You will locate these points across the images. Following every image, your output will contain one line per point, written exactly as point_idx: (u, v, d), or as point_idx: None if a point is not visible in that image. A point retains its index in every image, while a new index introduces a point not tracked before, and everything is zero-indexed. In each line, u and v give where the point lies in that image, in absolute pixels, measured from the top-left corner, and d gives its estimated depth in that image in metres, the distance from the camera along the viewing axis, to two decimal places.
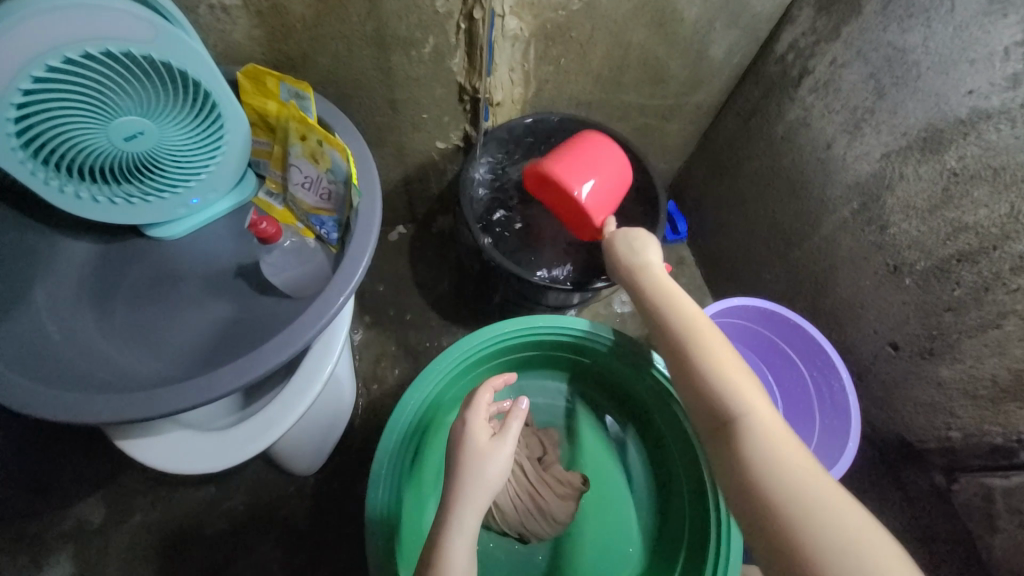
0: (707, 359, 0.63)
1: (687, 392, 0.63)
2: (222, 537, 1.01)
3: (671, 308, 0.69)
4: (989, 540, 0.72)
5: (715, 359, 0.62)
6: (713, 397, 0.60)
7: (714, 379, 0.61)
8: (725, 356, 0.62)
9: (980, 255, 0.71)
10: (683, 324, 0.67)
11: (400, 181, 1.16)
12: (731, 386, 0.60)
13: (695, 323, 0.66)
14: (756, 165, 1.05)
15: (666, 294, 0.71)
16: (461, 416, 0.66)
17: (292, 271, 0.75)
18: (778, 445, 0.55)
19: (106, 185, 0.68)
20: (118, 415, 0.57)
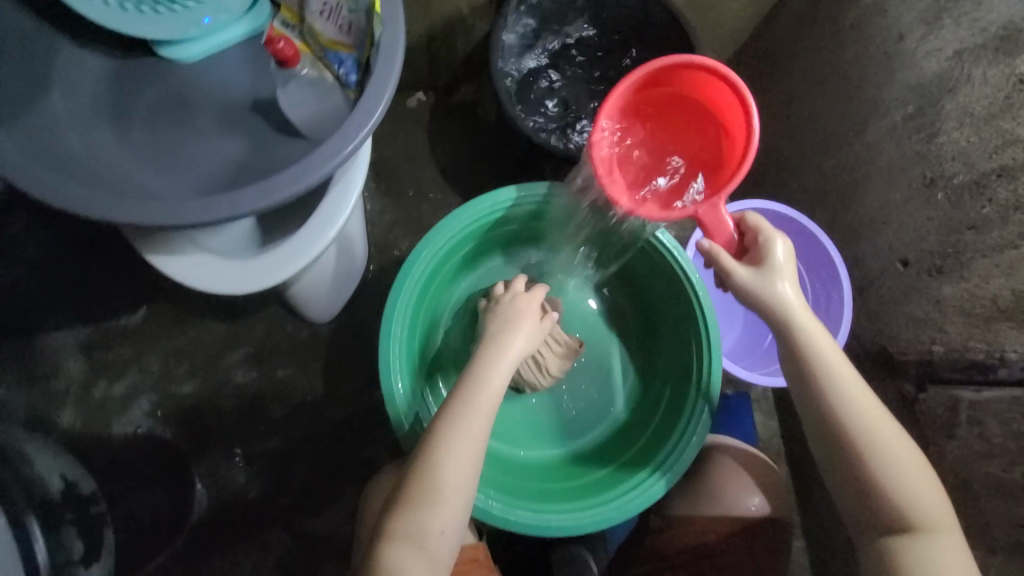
0: (886, 462, 0.60)
1: (837, 475, 0.63)
2: (240, 368, 1.11)
3: (844, 391, 0.62)
4: (942, 446, 0.78)
5: (895, 463, 0.60)
6: (876, 496, 0.60)
7: (892, 483, 0.60)
8: (907, 467, 0.60)
9: (1023, 171, 0.67)
10: (855, 414, 0.62)
11: (424, 36, 1.08)
12: (907, 491, 0.60)
13: (874, 421, 0.61)
14: (812, 58, 0.96)
15: (843, 379, 0.63)
16: (497, 325, 0.73)
17: (312, 107, 0.72)
18: (954, 555, 0.59)
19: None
20: (147, 219, 0.60)
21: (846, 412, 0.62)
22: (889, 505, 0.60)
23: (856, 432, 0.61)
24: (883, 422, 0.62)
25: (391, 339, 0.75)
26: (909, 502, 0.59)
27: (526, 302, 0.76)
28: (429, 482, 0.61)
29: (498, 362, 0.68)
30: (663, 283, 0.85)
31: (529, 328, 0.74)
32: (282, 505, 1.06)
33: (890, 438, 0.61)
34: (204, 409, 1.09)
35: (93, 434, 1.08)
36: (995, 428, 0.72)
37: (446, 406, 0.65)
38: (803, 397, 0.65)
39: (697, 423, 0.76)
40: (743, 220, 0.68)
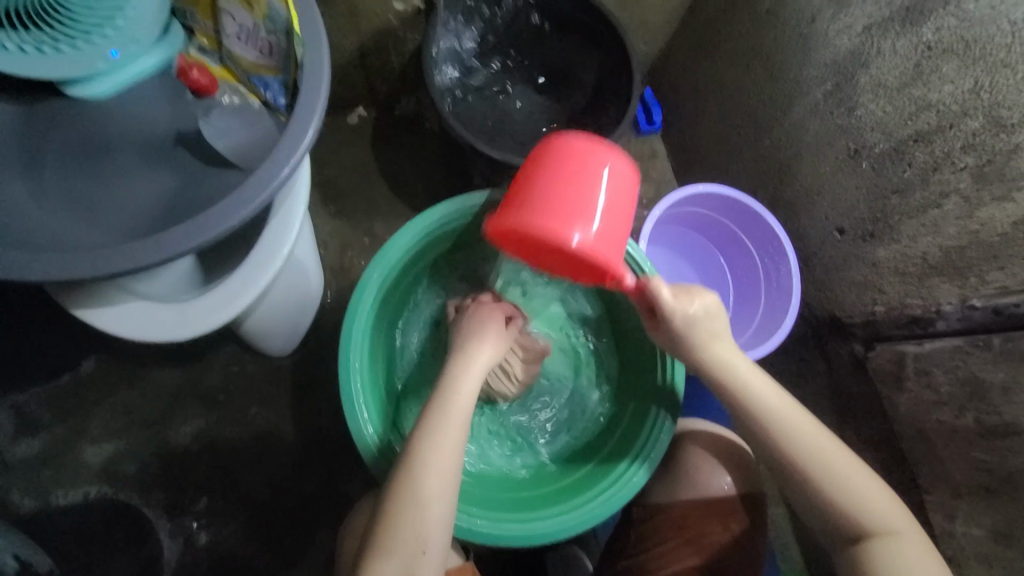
0: (824, 469, 0.62)
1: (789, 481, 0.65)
2: (198, 413, 1.05)
3: (772, 407, 0.66)
4: (895, 398, 0.83)
5: (835, 470, 0.62)
6: (827, 497, 0.62)
7: (838, 489, 0.62)
8: (846, 463, 0.63)
9: (936, 135, 0.72)
10: (786, 429, 0.64)
11: (355, 52, 1.05)
12: (853, 496, 0.61)
13: (804, 423, 0.65)
14: (736, 44, 0.99)
15: (763, 391, 0.67)
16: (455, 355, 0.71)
17: (238, 135, 0.69)
18: (914, 535, 0.60)
19: (11, 30, 0.61)
20: (66, 273, 0.56)
21: (774, 418, 0.65)
22: (840, 505, 0.62)
23: (794, 445, 0.64)
24: (814, 427, 0.65)
25: (351, 369, 0.73)
26: (856, 505, 0.61)
27: (481, 318, 0.77)
28: (400, 539, 0.59)
29: (451, 401, 0.66)
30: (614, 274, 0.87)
31: (489, 345, 0.73)
32: (258, 555, 1.01)
33: (824, 442, 0.63)
34: (163, 465, 1.03)
35: (42, 507, 1.00)
36: (940, 376, 0.76)
37: (406, 451, 0.62)
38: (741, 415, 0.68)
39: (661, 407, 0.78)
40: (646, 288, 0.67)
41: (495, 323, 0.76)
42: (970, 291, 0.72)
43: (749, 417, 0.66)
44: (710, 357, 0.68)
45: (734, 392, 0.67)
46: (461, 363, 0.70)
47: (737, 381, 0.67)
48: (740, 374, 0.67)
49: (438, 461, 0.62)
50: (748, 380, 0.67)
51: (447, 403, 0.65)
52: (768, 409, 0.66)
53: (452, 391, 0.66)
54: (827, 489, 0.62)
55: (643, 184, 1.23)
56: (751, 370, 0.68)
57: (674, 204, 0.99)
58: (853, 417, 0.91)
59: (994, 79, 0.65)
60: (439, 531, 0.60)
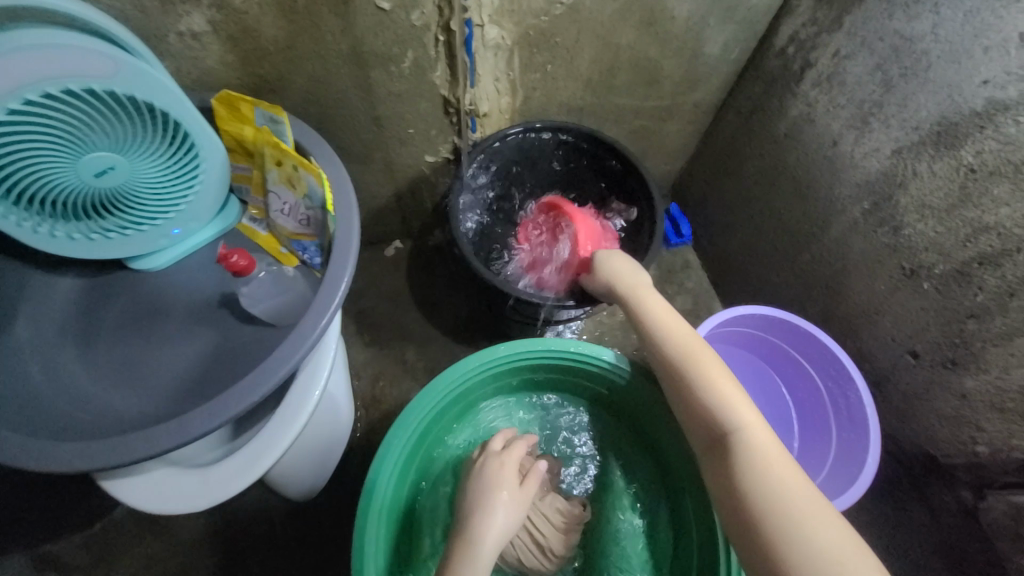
0: (735, 419, 0.60)
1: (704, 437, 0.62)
2: (219, 565, 1.00)
3: (696, 354, 0.66)
4: (1018, 561, 0.68)
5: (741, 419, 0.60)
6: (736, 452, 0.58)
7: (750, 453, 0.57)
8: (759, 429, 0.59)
9: (1004, 258, 0.66)
10: (703, 373, 0.64)
11: (391, 196, 1.14)
12: (757, 458, 0.57)
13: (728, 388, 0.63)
14: (758, 164, 1.00)
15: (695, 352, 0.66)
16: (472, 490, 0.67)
17: (272, 300, 0.73)
18: None
19: (77, 220, 0.67)
20: (96, 461, 0.56)
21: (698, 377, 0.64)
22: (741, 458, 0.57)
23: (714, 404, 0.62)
24: (736, 384, 0.63)
25: (365, 558, 0.65)
26: (764, 469, 0.55)
27: (496, 467, 0.69)
28: None
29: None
30: (651, 417, 0.78)
31: (511, 508, 0.65)
32: None
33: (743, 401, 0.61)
34: None
35: None
36: None
37: None
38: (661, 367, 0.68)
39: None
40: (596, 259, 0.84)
41: (511, 479, 0.67)
42: None
43: (667, 360, 0.67)
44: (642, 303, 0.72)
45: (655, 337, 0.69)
46: (477, 531, 0.61)
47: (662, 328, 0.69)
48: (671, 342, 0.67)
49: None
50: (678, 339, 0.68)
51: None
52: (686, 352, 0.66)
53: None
54: (730, 436, 0.59)
55: (679, 297, 1.19)
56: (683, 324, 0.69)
57: (718, 326, 0.93)
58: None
59: None
60: None
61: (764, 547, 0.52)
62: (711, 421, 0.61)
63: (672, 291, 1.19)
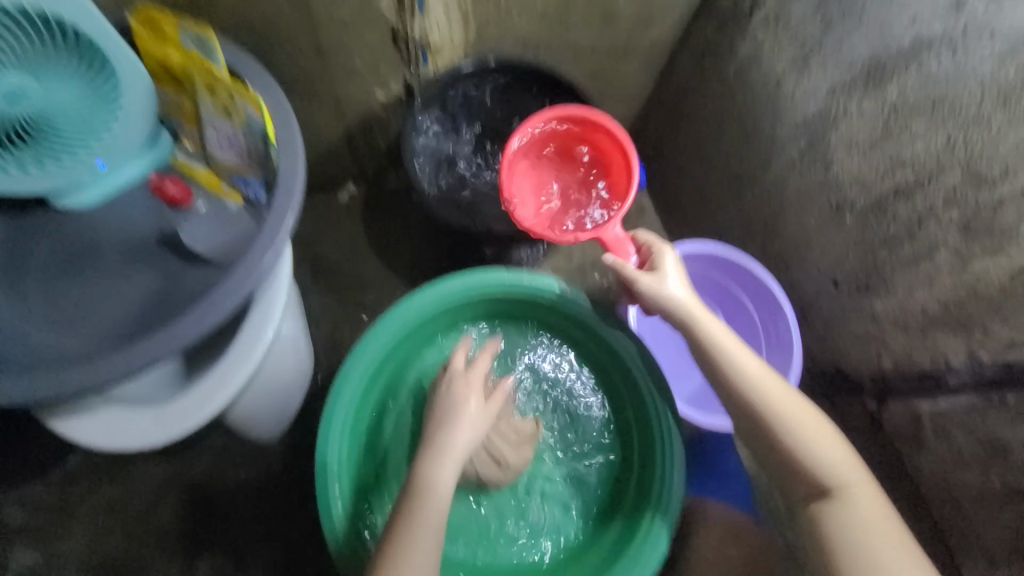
0: (829, 470, 0.66)
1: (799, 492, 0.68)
2: (184, 508, 1.01)
3: (785, 407, 0.68)
4: (916, 459, 0.78)
5: (832, 468, 0.66)
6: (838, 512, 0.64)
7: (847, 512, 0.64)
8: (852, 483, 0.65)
9: (916, 190, 0.72)
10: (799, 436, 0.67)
11: (341, 137, 1.09)
12: (853, 508, 0.64)
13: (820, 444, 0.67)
14: (709, 107, 1.02)
15: (787, 409, 0.68)
16: (440, 406, 0.70)
17: (217, 237, 0.71)
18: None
19: None
20: (36, 395, 0.55)
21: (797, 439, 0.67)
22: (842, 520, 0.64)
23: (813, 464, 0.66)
24: (828, 438, 0.68)
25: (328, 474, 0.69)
26: (861, 517, 0.64)
27: (462, 384, 0.72)
28: None
29: (431, 492, 0.62)
30: (601, 343, 0.83)
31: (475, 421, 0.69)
32: None
33: (831, 445, 0.67)
34: (146, 566, 0.98)
35: None
36: (957, 434, 0.72)
37: (390, 529, 0.61)
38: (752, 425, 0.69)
39: (668, 487, 0.73)
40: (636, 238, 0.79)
41: (476, 396, 0.70)
42: (977, 344, 0.69)
43: (756, 414, 0.68)
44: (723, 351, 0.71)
45: (740, 390, 0.69)
46: (443, 441, 0.66)
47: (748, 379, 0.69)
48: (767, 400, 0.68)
49: (416, 560, 0.58)
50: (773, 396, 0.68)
51: (427, 498, 0.61)
52: (776, 406, 0.68)
53: (430, 481, 0.63)
54: (826, 487, 0.66)
55: None
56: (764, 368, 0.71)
57: None
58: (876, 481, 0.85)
59: (967, 135, 0.66)
60: (421, 563, 0.59)
61: None
62: (804, 472, 0.67)
63: None
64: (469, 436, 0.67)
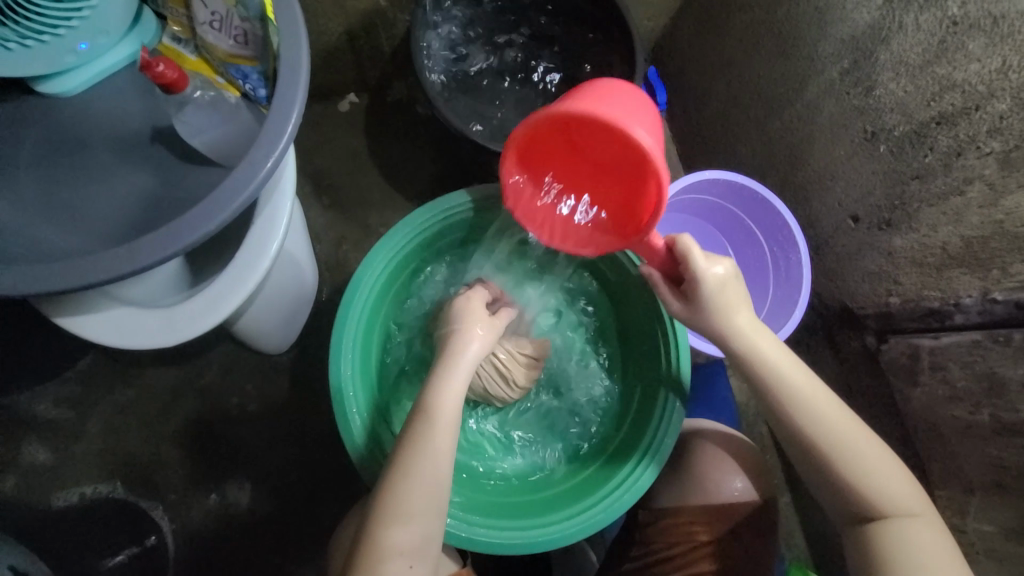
0: (886, 502, 0.61)
1: (843, 512, 0.63)
2: (196, 411, 1.05)
3: (846, 440, 0.62)
4: (908, 393, 0.81)
5: (897, 503, 0.61)
6: (886, 538, 0.60)
7: (899, 536, 0.60)
8: (906, 508, 0.60)
9: (961, 117, 0.68)
10: (846, 455, 0.62)
11: (342, 35, 1.00)
12: (913, 548, 0.59)
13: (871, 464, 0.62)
14: (746, 19, 0.93)
15: (832, 424, 0.63)
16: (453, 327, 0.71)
17: (216, 131, 0.66)
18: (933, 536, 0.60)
19: None
20: (40, 287, 0.54)
21: (840, 458, 0.62)
22: (893, 549, 0.59)
23: (858, 483, 0.61)
24: (879, 454, 0.62)
25: (344, 376, 0.71)
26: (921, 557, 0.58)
27: (467, 302, 0.74)
28: (388, 523, 0.59)
29: (444, 399, 0.64)
30: (612, 267, 0.83)
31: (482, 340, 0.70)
32: (262, 552, 1.02)
33: (898, 483, 0.61)
34: (164, 463, 1.03)
35: (46, 506, 1.01)
36: (955, 370, 0.73)
37: (406, 433, 0.63)
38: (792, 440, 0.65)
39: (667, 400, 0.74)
40: (674, 244, 0.67)
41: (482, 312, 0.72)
42: (991, 283, 0.68)
43: (807, 444, 0.63)
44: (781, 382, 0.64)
45: (794, 423, 0.64)
46: (455, 351, 0.68)
47: (806, 410, 0.64)
48: (810, 416, 0.63)
49: (432, 485, 0.61)
50: (816, 411, 0.63)
51: (439, 411, 0.64)
52: (835, 441, 0.62)
53: (441, 399, 0.64)
54: (885, 524, 0.60)
55: None
56: (828, 400, 0.64)
57: (680, 191, 0.95)
58: (864, 412, 0.89)
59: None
60: (436, 463, 0.61)
61: None
62: (859, 506, 0.62)
63: None
64: (479, 345, 0.69)
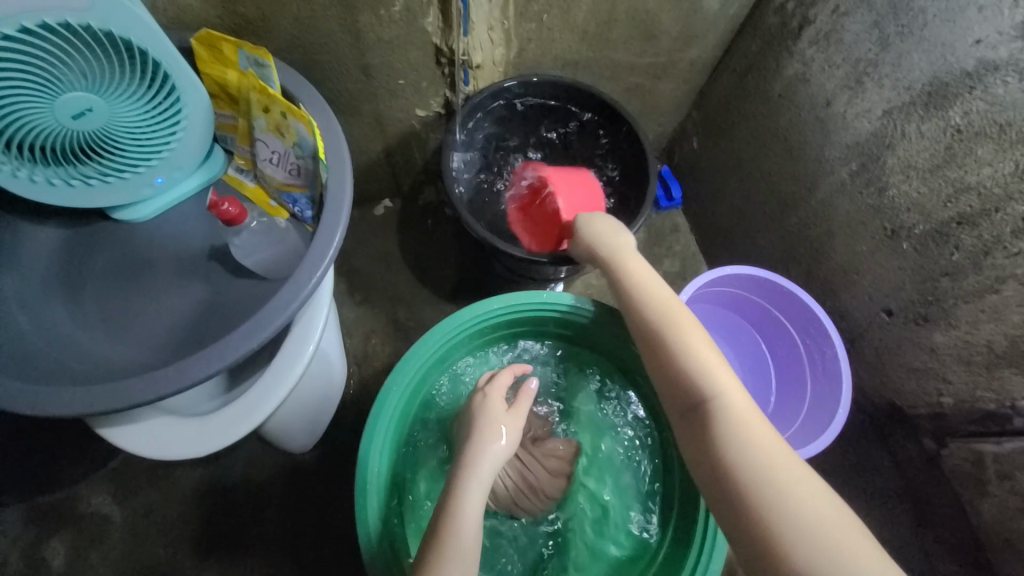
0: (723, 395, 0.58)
1: (680, 405, 0.60)
2: (216, 515, 1.03)
3: (685, 338, 0.62)
4: (978, 504, 0.73)
5: (732, 403, 0.57)
6: (718, 426, 0.56)
7: (731, 430, 0.56)
8: (739, 399, 0.58)
9: (981, 218, 0.68)
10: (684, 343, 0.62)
11: (380, 152, 1.11)
12: (744, 443, 0.55)
13: (705, 358, 0.61)
14: (751, 126, 0.99)
15: (670, 313, 0.65)
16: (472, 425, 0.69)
17: (265, 251, 0.73)
18: (761, 434, 0.55)
19: (58, 166, 0.64)
20: (90, 406, 0.57)
21: (679, 350, 0.62)
22: (721, 439, 0.56)
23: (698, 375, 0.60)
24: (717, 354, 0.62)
25: (370, 492, 0.69)
26: (780, 498, 0.50)
27: (484, 399, 0.72)
28: None
29: (466, 510, 0.61)
30: (638, 365, 0.81)
31: (501, 442, 0.67)
32: None
33: (757, 435, 0.55)
34: (177, 572, 0.99)
35: None
36: None
37: (426, 550, 0.59)
38: (643, 341, 0.65)
39: (715, 520, 0.68)
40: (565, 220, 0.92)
41: (504, 412, 0.70)
42: None
43: (651, 336, 0.64)
44: (651, 310, 0.66)
45: (638, 311, 0.67)
46: (475, 456, 0.66)
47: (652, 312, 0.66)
48: (651, 303, 0.66)
49: None
50: (656, 301, 0.66)
51: (462, 527, 0.60)
52: (674, 329, 0.63)
53: (460, 508, 0.61)
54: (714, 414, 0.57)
55: (665, 260, 1.20)
56: (705, 345, 0.62)
57: (704, 286, 0.95)
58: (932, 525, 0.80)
59: None
60: None
61: (753, 523, 0.51)
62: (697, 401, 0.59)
63: (659, 254, 1.20)
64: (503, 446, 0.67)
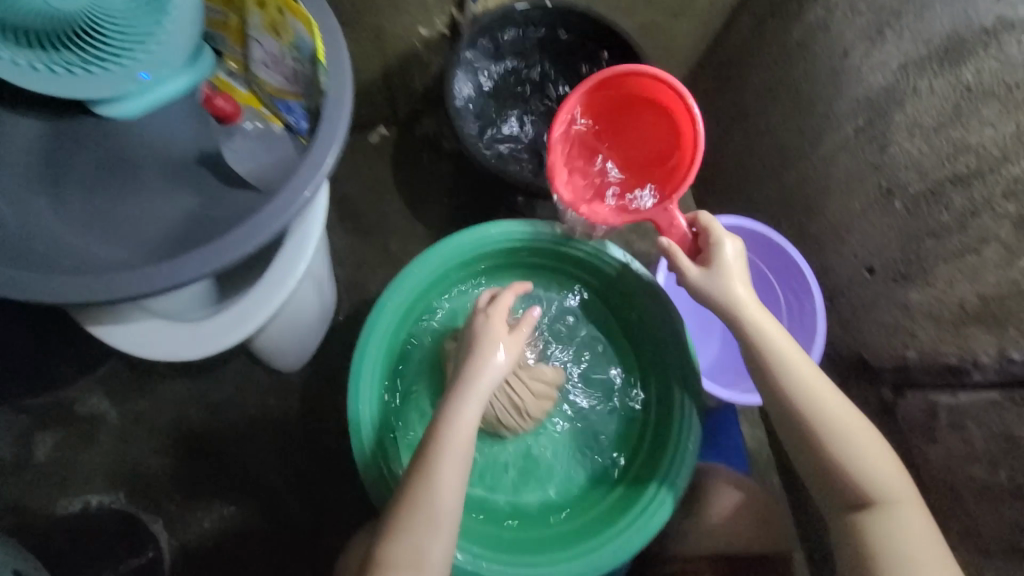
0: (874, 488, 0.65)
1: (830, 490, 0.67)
2: (204, 425, 1.06)
3: (837, 425, 0.66)
4: (925, 449, 0.80)
5: (887, 493, 0.65)
6: (873, 518, 0.65)
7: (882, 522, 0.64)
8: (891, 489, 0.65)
9: (975, 178, 0.69)
10: (835, 436, 0.66)
11: (380, 72, 1.06)
12: (898, 536, 0.64)
13: (860, 450, 0.66)
14: (764, 75, 0.97)
15: (821, 395, 0.68)
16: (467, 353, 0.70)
17: (259, 160, 0.71)
18: (909, 519, 0.64)
19: (42, 50, 0.60)
20: (75, 296, 0.56)
21: (831, 441, 0.66)
22: (875, 532, 0.64)
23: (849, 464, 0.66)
24: (862, 440, 0.66)
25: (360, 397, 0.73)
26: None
27: (484, 321, 0.73)
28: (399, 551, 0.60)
29: (454, 422, 0.64)
30: (629, 299, 0.84)
31: (501, 357, 0.69)
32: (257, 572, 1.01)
33: (908, 527, 0.64)
34: (166, 474, 1.04)
35: (47, 512, 1.02)
36: (974, 431, 0.73)
37: (417, 458, 0.64)
38: (786, 425, 0.69)
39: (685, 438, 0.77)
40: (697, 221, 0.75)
41: (500, 335, 0.71)
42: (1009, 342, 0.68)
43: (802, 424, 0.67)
44: (802, 399, 0.68)
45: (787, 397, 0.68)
46: (470, 377, 0.67)
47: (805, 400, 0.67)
48: (805, 390, 0.68)
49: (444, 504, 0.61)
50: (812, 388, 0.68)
51: (450, 437, 0.63)
52: (827, 418, 0.67)
53: (453, 421, 0.64)
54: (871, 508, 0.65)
55: None
56: (858, 432, 0.67)
57: None
58: None
59: None
60: (450, 495, 0.62)
61: None
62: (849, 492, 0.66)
63: None
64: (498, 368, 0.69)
